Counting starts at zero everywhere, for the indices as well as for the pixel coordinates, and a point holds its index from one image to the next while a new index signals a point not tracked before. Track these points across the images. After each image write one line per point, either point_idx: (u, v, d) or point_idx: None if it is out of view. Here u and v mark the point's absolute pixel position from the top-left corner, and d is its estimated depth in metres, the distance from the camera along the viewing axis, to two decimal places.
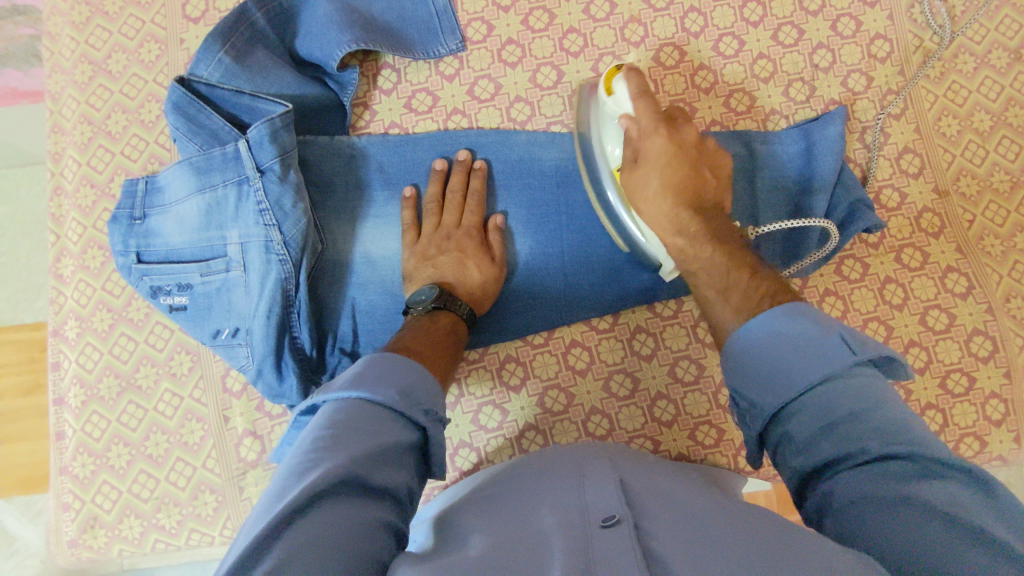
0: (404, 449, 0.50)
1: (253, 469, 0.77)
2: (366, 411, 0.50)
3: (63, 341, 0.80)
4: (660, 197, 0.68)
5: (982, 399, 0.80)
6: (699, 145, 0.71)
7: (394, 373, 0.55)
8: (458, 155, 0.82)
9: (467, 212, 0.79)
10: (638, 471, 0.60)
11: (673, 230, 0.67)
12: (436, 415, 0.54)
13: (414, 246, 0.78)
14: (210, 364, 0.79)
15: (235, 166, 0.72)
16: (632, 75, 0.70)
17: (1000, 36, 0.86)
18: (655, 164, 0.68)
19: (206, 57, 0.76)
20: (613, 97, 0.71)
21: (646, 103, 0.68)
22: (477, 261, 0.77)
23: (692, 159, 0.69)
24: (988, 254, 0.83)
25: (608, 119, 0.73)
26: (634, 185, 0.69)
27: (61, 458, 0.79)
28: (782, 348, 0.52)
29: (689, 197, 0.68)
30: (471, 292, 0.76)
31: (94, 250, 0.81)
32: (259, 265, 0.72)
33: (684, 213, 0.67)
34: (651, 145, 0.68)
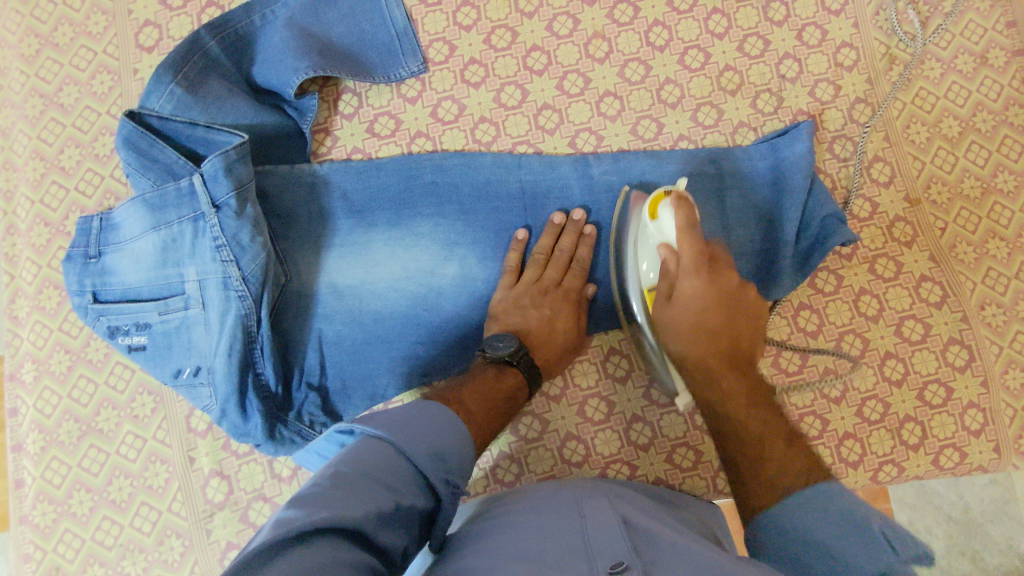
0: (414, 513, 0.49)
1: (220, 510, 0.75)
2: (393, 461, 0.50)
3: (19, 385, 0.78)
4: (690, 342, 0.65)
5: (960, 409, 0.79)
6: (743, 289, 0.67)
7: (433, 430, 0.54)
8: (575, 215, 0.78)
9: (570, 276, 0.77)
10: (640, 510, 0.62)
11: (697, 369, 0.65)
12: (457, 489, 0.53)
13: (509, 292, 0.76)
14: (173, 404, 0.77)
15: (190, 202, 0.69)
16: (681, 208, 0.66)
17: (965, 41, 0.85)
18: (689, 307, 0.65)
19: (158, 89, 0.75)
20: (657, 224, 0.68)
21: (690, 240, 0.65)
22: (566, 329, 0.75)
23: (730, 306, 0.65)
24: (961, 261, 0.82)
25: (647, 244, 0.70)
26: (664, 323, 0.67)
27: (20, 507, 0.76)
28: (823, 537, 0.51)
29: (721, 347, 0.65)
30: (547, 357, 0.74)
31: (49, 290, 0.79)
32: (218, 302, 0.70)
33: (713, 361, 0.64)
34: (688, 286, 0.65)
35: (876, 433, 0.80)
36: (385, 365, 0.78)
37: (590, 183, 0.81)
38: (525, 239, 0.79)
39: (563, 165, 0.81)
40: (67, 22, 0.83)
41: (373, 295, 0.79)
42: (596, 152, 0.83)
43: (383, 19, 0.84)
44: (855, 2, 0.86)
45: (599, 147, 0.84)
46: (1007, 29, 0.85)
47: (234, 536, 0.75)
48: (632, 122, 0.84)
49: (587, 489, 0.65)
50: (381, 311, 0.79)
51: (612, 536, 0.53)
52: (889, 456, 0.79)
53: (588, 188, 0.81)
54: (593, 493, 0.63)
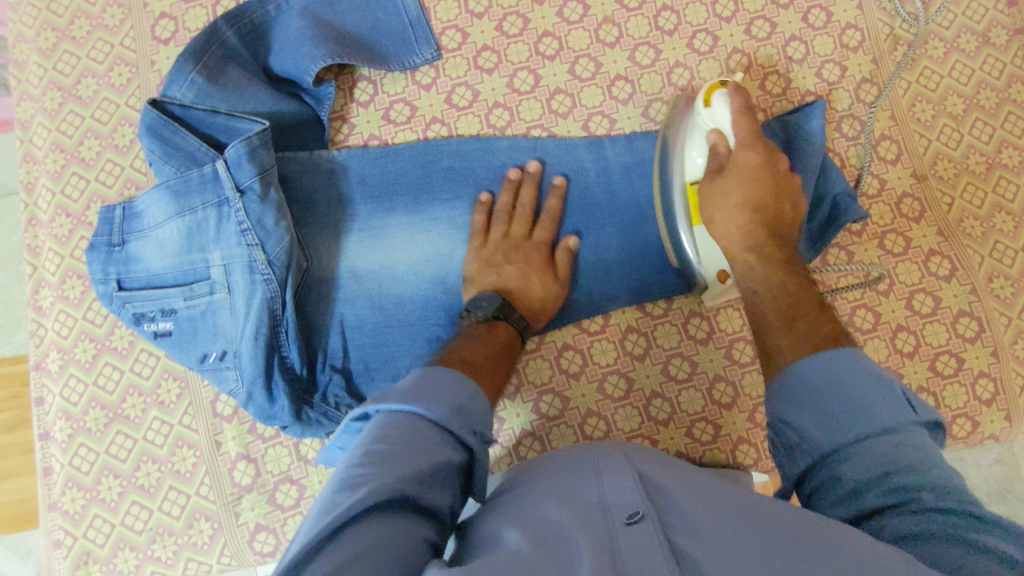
0: (451, 469, 0.51)
1: (248, 493, 0.76)
2: (420, 428, 0.50)
3: (45, 375, 0.79)
4: (738, 211, 0.68)
5: (972, 379, 0.81)
6: (787, 175, 0.71)
7: (450, 390, 0.54)
8: (528, 167, 0.81)
9: (538, 228, 0.79)
10: (661, 464, 0.64)
11: (746, 242, 0.68)
12: (483, 436, 0.54)
13: (480, 252, 0.78)
14: (199, 390, 0.78)
15: (214, 187, 0.70)
16: (738, 94, 0.71)
17: (968, 21, 0.87)
18: (741, 180, 0.69)
19: (179, 78, 0.76)
20: (710, 110, 0.72)
21: (747, 121, 0.70)
22: (542, 276, 0.76)
23: (776, 185, 0.69)
24: (969, 236, 0.84)
25: (699, 132, 0.74)
26: (714, 196, 0.70)
27: (50, 494, 0.77)
28: (843, 381, 0.53)
29: (769, 223, 0.68)
30: (529, 306, 0.75)
31: (73, 279, 0.80)
32: (244, 286, 0.71)
33: (760, 232, 0.68)
34: (743, 160, 0.69)
35: None
36: (407, 347, 0.79)
37: (605, 166, 0.82)
38: (488, 199, 0.80)
39: (578, 148, 0.83)
40: (84, 16, 0.84)
41: (393, 278, 0.80)
42: (609, 135, 0.84)
43: (396, 8, 0.85)
44: None
45: (612, 129, 0.85)
46: (1008, 8, 0.87)
47: (262, 517, 0.76)
48: (643, 105, 0.85)
49: (604, 449, 0.67)
50: (401, 294, 0.80)
51: (626, 488, 0.55)
52: None
53: (603, 169, 0.82)
54: (609, 451, 0.65)
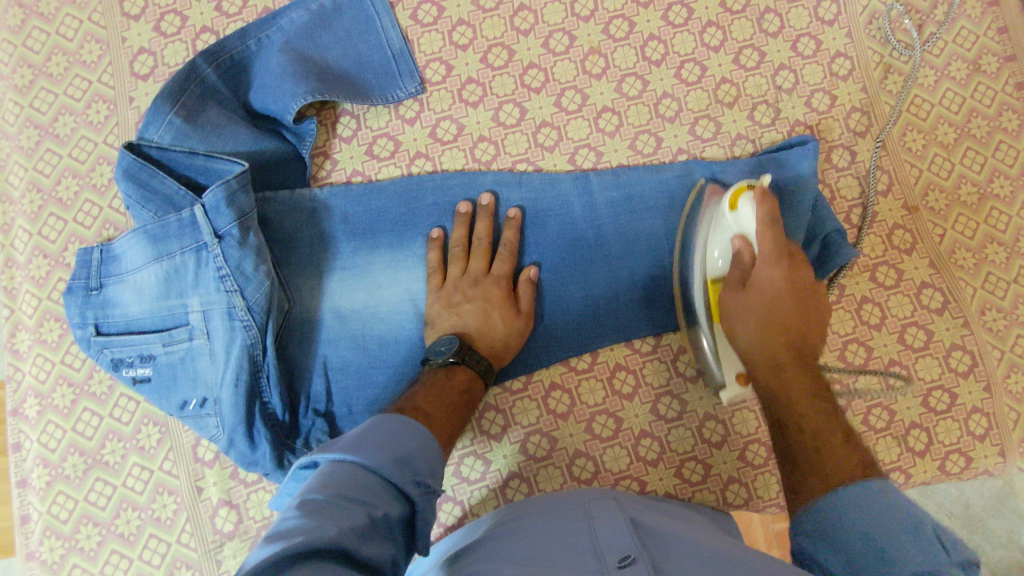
0: (393, 521, 0.50)
1: (230, 540, 0.74)
2: (361, 477, 0.51)
3: (23, 421, 0.77)
4: (756, 332, 0.66)
5: (965, 414, 0.80)
6: (814, 287, 0.67)
7: (394, 440, 0.55)
8: (480, 200, 0.80)
9: (497, 260, 0.78)
10: (642, 509, 0.64)
11: (765, 360, 0.65)
12: (429, 487, 0.54)
13: (440, 291, 0.77)
14: (180, 435, 0.76)
15: (192, 232, 0.69)
16: (764, 201, 0.66)
17: (958, 48, 0.86)
18: (764, 295, 0.66)
19: (156, 120, 0.74)
20: (735, 214, 0.68)
21: (772, 232, 0.66)
22: (502, 311, 0.75)
23: (799, 297, 0.66)
24: (961, 267, 0.83)
25: (722, 233, 0.70)
26: (735, 308, 0.68)
27: (27, 543, 0.75)
28: (873, 522, 0.49)
29: (790, 340, 0.65)
30: (493, 346, 0.74)
31: (51, 323, 0.78)
32: (224, 332, 0.70)
33: (780, 352, 0.65)
34: (765, 276, 0.66)
35: (882, 441, 0.80)
36: (391, 388, 0.78)
37: (591, 201, 0.81)
38: (439, 236, 0.79)
39: (564, 182, 0.82)
40: (61, 52, 0.83)
41: (378, 318, 0.79)
42: (596, 168, 0.83)
43: (379, 41, 0.84)
44: (848, 12, 0.87)
45: (599, 163, 0.84)
46: (999, 35, 0.86)
47: None
48: (630, 137, 0.84)
49: (588, 493, 0.67)
50: (385, 335, 0.78)
51: (620, 534, 0.56)
52: (896, 463, 0.80)
53: (589, 204, 0.81)
54: (593, 497, 0.66)
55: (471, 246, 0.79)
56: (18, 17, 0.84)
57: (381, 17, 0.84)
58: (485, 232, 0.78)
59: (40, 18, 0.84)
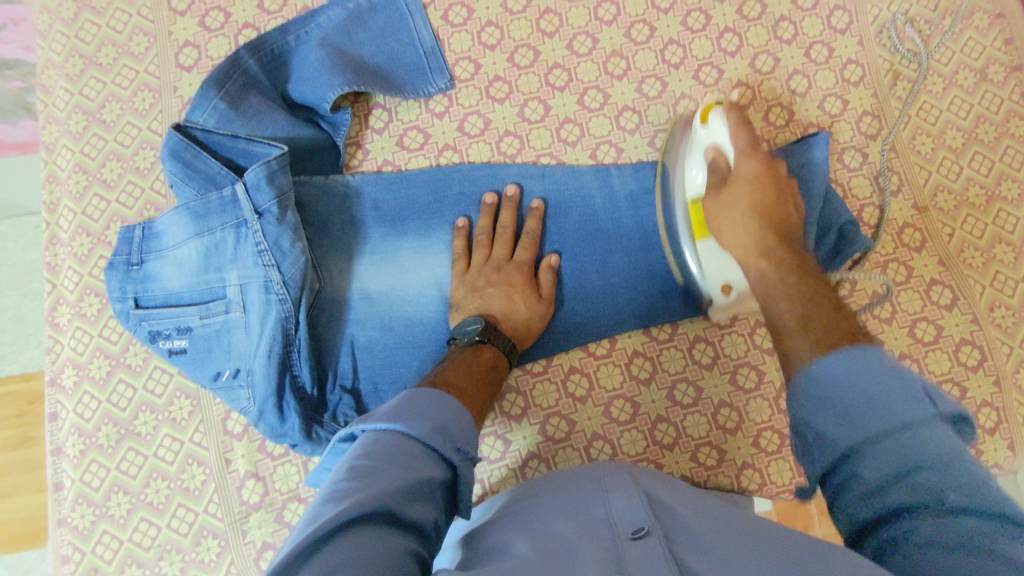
0: (435, 485, 0.51)
1: (256, 511, 0.77)
2: (403, 444, 0.52)
3: (59, 391, 0.80)
4: (745, 215, 0.68)
5: (975, 408, 0.82)
6: (790, 185, 0.72)
7: (431, 409, 0.56)
8: (506, 191, 0.83)
9: (520, 248, 0.80)
10: (663, 485, 0.65)
11: (755, 245, 0.66)
12: (468, 453, 0.55)
13: (465, 276, 0.80)
14: (210, 407, 0.79)
15: (233, 209, 0.72)
16: (733, 109, 0.73)
17: (965, 58, 0.90)
18: (746, 187, 0.69)
19: (202, 104, 0.78)
20: (706, 126, 0.74)
21: (744, 131, 0.71)
22: (524, 295, 0.77)
23: (779, 188, 0.70)
24: (970, 265, 0.85)
25: (695, 149, 0.76)
26: (719, 204, 0.70)
27: (59, 510, 0.77)
28: (864, 377, 0.46)
29: (777, 227, 0.67)
30: (516, 328, 0.76)
31: (91, 298, 0.82)
32: (259, 305, 0.73)
33: (768, 234, 0.67)
34: (745, 167, 0.70)
35: None
36: (416, 368, 0.80)
37: (612, 193, 0.84)
38: (465, 224, 0.82)
39: (585, 175, 0.85)
40: (110, 44, 0.88)
41: (404, 300, 0.82)
42: (616, 163, 0.87)
43: (412, 39, 0.88)
44: (860, 21, 0.91)
45: (619, 158, 0.87)
46: (1005, 46, 0.90)
47: (269, 536, 0.76)
48: (650, 135, 0.88)
49: (613, 469, 0.68)
50: (411, 316, 0.81)
51: (632, 504, 0.57)
52: None
53: (609, 197, 0.84)
54: (617, 471, 0.66)
55: (496, 233, 0.82)
56: (71, 10, 0.88)
57: (414, 16, 0.88)
58: (510, 220, 0.81)
59: (91, 12, 0.88)
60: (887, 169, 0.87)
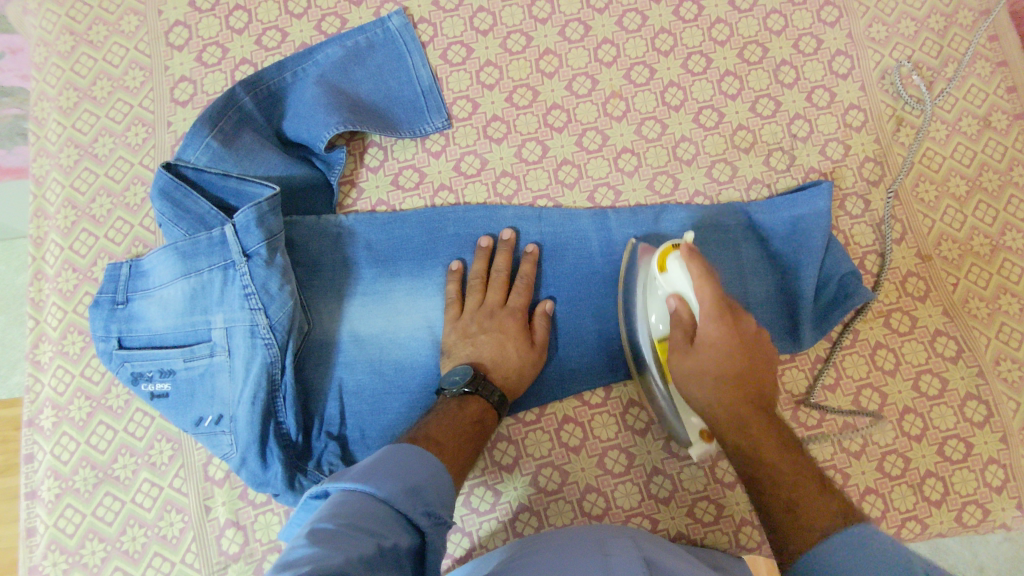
0: (401, 552, 0.49)
1: (234, 562, 0.74)
2: (371, 507, 0.50)
3: (38, 431, 0.78)
4: (717, 389, 0.64)
5: (981, 465, 0.79)
6: (759, 335, 0.66)
7: (405, 469, 0.55)
8: (502, 235, 0.82)
9: (513, 295, 0.78)
10: (662, 550, 0.64)
11: (729, 419, 0.63)
12: (438, 519, 0.53)
13: (456, 322, 0.78)
14: (192, 452, 0.76)
15: (221, 251, 0.71)
16: (691, 258, 0.64)
17: (969, 105, 0.89)
18: (715, 353, 0.63)
19: (194, 142, 0.77)
20: (666, 276, 0.67)
21: (708, 288, 0.63)
22: (517, 343, 0.75)
23: (750, 346, 0.65)
24: (974, 316, 0.83)
25: (660, 295, 0.69)
26: (687, 371, 0.65)
27: (31, 557, 0.75)
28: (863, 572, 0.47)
29: (748, 393, 0.64)
30: (507, 376, 0.74)
31: (74, 335, 0.80)
32: (245, 349, 0.71)
33: (744, 408, 0.63)
34: (708, 333, 0.63)
35: (898, 489, 0.79)
36: (404, 415, 0.78)
37: (609, 237, 0.83)
38: (459, 268, 0.80)
39: (582, 218, 0.84)
40: (106, 77, 0.87)
41: (394, 344, 0.80)
42: (614, 207, 0.85)
43: (410, 78, 0.87)
44: (862, 67, 0.90)
45: (617, 201, 0.86)
46: (1008, 94, 0.89)
47: None
48: (649, 177, 0.87)
49: (602, 531, 0.66)
50: (401, 360, 0.79)
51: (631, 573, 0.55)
52: (912, 513, 0.78)
53: (606, 241, 0.83)
54: (611, 534, 0.65)
55: (489, 278, 0.80)
56: (68, 44, 0.88)
57: (413, 55, 0.87)
58: (504, 266, 0.80)
59: (88, 45, 0.88)
60: (890, 216, 0.86)
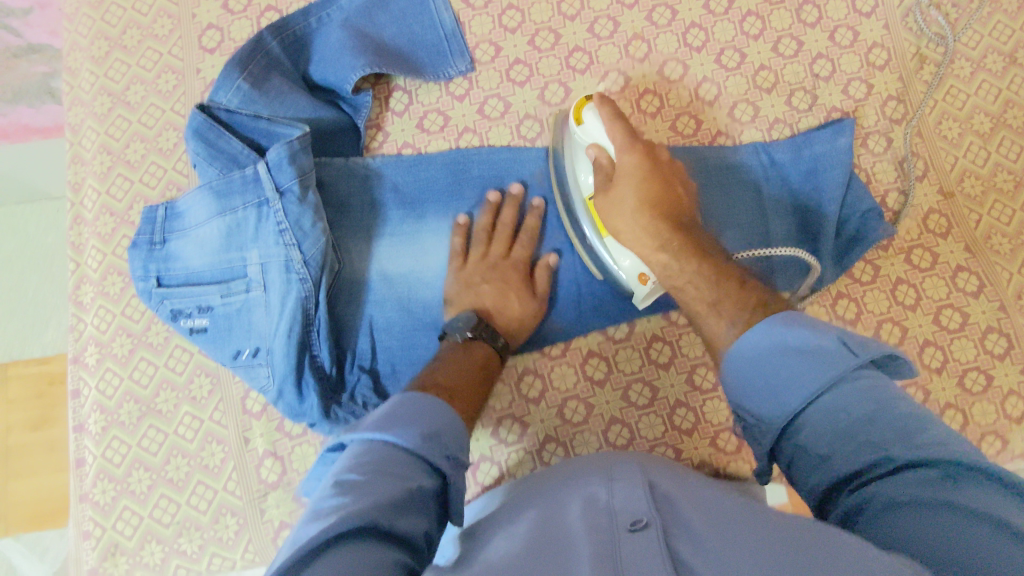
0: (426, 494, 0.50)
1: (274, 490, 0.77)
2: (393, 454, 0.50)
3: (82, 368, 0.81)
4: (637, 217, 0.67)
5: (1001, 397, 0.80)
6: (670, 163, 0.71)
7: (424, 413, 0.54)
8: (510, 189, 0.82)
9: (517, 246, 0.81)
10: (672, 478, 0.62)
11: (646, 238, 0.66)
12: (459, 461, 0.54)
13: (460, 273, 0.80)
14: (230, 386, 0.79)
15: (255, 188, 0.73)
16: (602, 103, 0.70)
17: (994, 41, 0.88)
18: (632, 182, 0.67)
19: (225, 85, 0.79)
20: (582, 127, 0.71)
21: (620, 126, 0.69)
22: (519, 293, 0.78)
23: (663, 174, 0.69)
24: (997, 252, 0.83)
25: (579, 149, 0.73)
26: (609, 207, 0.69)
27: (81, 485, 0.78)
28: (790, 355, 0.51)
29: (668, 215, 0.67)
30: (508, 325, 0.77)
31: (113, 276, 0.82)
32: (280, 284, 0.73)
33: (663, 225, 0.66)
34: (625, 167, 0.68)
35: None
36: (432, 349, 0.80)
37: None
38: (465, 222, 0.82)
39: None
40: (135, 26, 0.88)
41: (423, 282, 0.82)
42: None
43: (432, 22, 0.88)
44: (885, 5, 0.90)
45: None
46: None
47: (287, 515, 0.76)
48: (671, 118, 0.87)
49: (610, 462, 0.65)
50: (429, 298, 0.81)
51: (632, 496, 0.54)
52: None
53: None
54: (616, 465, 0.63)
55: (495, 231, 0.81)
56: None
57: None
58: (512, 217, 0.81)
59: None
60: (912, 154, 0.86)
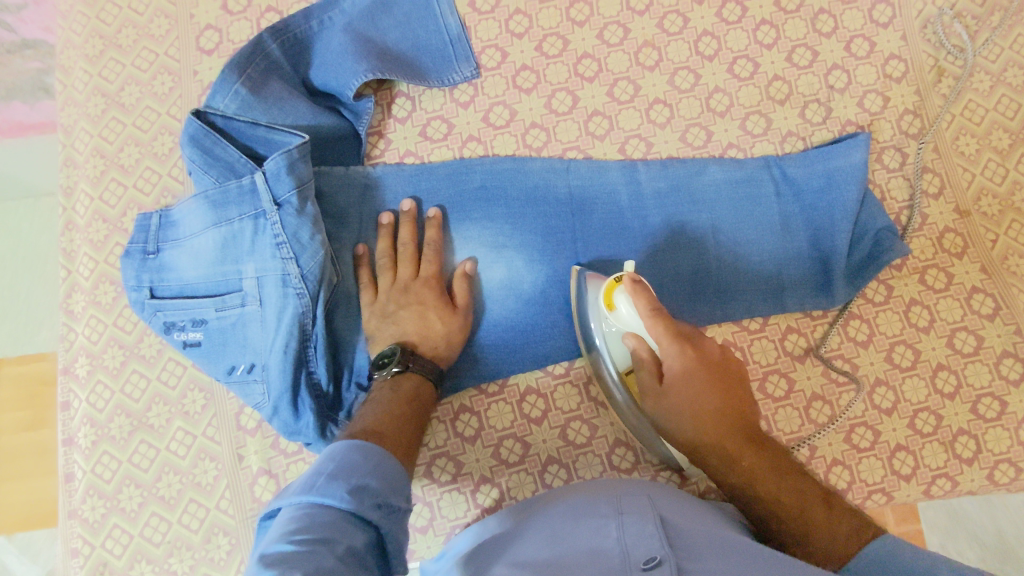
0: (361, 551, 0.46)
1: None
2: (321, 515, 0.46)
3: (73, 379, 0.79)
4: (697, 429, 0.64)
5: (1015, 424, 0.78)
6: (722, 353, 0.68)
7: (350, 466, 0.51)
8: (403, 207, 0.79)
9: (423, 264, 0.77)
10: (682, 514, 0.60)
11: (711, 452, 0.64)
12: (390, 508, 0.50)
13: (373, 305, 0.75)
14: (224, 401, 0.77)
15: (251, 199, 0.70)
16: (636, 293, 0.66)
17: (1014, 54, 0.86)
18: (686, 392, 0.64)
19: (223, 89, 0.76)
20: (615, 314, 0.68)
21: (659, 324, 0.65)
22: (437, 310, 0.74)
23: (719, 376, 0.66)
24: (1013, 273, 0.81)
25: (615, 336, 0.69)
26: (663, 413, 0.66)
27: (70, 501, 0.76)
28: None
29: (732, 426, 0.65)
30: (436, 348, 0.74)
31: (105, 285, 0.80)
32: (276, 299, 0.70)
33: (730, 440, 0.64)
34: (674, 371, 0.65)
35: (930, 446, 0.78)
36: None
37: (638, 191, 0.81)
38: (364, 251, 0.78)
39: (611, 171, 0.82)
40: (130, 25, 0.86)
41: None
42: (644, 159, 0.84)
43: (437, 26, 0.85)
44: (903, 15, 0.87)
45: (648, 153, 0.84)
46: None
47: None
48: (681, 129, 0.85)
49: (620, 494, 0.63)
50: None
51: (645, 533, 0.53)
52: (943, 469, 0.77)
53: (635, 195, 0.81)
54: (627, 497, 0.62)
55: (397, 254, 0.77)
56: None
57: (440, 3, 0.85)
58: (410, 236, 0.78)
59: None
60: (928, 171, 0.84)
